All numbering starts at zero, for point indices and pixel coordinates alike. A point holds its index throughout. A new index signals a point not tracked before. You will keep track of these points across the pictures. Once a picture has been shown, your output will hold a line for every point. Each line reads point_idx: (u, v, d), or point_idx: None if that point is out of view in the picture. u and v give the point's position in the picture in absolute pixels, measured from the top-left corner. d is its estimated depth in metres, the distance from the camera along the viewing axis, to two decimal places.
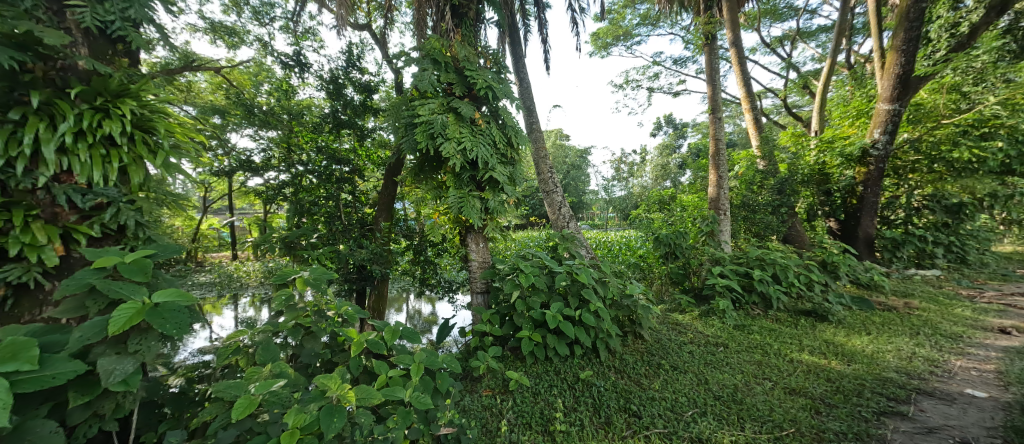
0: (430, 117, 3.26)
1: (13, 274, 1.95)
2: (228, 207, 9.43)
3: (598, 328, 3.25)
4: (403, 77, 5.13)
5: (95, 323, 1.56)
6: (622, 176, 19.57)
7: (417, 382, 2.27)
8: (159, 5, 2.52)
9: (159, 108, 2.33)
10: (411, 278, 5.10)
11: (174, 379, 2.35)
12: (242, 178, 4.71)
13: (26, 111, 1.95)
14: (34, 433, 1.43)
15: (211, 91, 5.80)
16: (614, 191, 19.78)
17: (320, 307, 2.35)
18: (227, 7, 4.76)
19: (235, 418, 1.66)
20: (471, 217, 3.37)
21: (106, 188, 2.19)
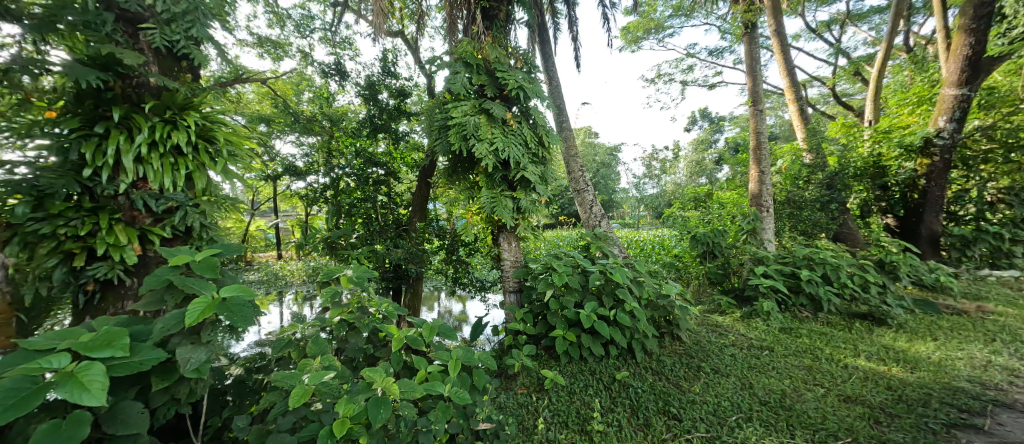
0: (461, 119, 3.32)
1: (101, 270, 2.20)
2: (273, 210, 10.03)
3: (634, 328, 3.19)
4: (434, 81, 5.26)
5: (173, 315, 1.74)
6: (655, 173, 19.02)
7: (455, 377, 2.34)
8: (217, 24, 2.72)
9: (218, 119, 2.54)
10: (444, 277, 5.21)
11: (235, 369, 2.54)
12: (287, 182, 5.01)
13: (109, 125, 2.20)
14: (125, 412, 1.64)
15: (259, 102, 6.21)
16: (646, 188, 19.28)
17: (362, 304, 2.47)
18: (272, 21, 5.08)
19: (291, 406, 1.80)
20: (503, 217, 3.40)
21: (176, 193, 2.40)
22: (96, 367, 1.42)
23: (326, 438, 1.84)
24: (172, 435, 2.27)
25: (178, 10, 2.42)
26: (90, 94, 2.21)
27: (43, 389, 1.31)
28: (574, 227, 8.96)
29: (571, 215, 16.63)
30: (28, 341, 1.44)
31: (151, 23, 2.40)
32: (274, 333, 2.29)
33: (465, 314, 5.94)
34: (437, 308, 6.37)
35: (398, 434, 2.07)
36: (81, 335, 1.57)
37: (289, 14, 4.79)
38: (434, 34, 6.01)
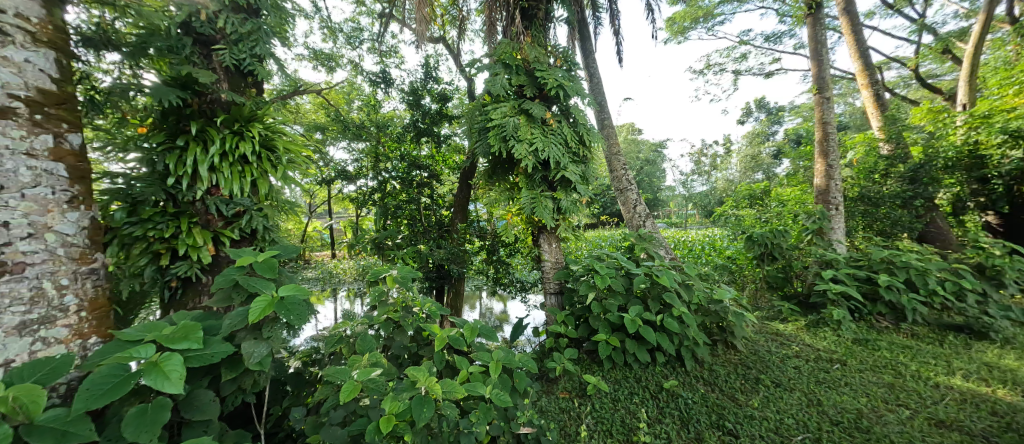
0: (501, 120, 3.33)
1: (182, 269, 2.45)
2: (327, 212, 10.71)
3: (683, 334, 3.03)
4: (474, 84, 5.36)
5: (238, 312, 1.90)
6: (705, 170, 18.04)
7: (496, 379, 2.35)
8: (277, 41, 2.95)
9: (278, 129, 2.75)
10: (485, 277, 5.27)
11: (294, 361, 2.73)
12: (339, 186, 5.32)
13: (189, 138, 2.46)
14: (200, 399, 1.81)
15: (314, 111, 6.65)
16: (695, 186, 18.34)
17: (406, 303, 2.54)
18: (326, 35, 5.42)
19: (342, 400, 1.89)
20: (543, 217, 3.37)
21: (243, 198, 2.62)
22: (174, 356, 1.58)
23: (373, 433, 1.91)
24: (240, 421, 2.47)
25: (245, 31, 2.66)
26: (172, 111, 2.49)
27: (133, 376, 1.48)
28: (616, 227, 8.71)
29: (614, 215, 16.20)
30: (122, 332, 1.66)
31: (221, 44, 2.65)
32: (326, 330, 2.39)
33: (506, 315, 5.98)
34: (479, 308, 6.48)
35: (441, 433, 2.10)
36: (164, 328, 1.75)
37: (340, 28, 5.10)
38: (474, 38, 6.12)
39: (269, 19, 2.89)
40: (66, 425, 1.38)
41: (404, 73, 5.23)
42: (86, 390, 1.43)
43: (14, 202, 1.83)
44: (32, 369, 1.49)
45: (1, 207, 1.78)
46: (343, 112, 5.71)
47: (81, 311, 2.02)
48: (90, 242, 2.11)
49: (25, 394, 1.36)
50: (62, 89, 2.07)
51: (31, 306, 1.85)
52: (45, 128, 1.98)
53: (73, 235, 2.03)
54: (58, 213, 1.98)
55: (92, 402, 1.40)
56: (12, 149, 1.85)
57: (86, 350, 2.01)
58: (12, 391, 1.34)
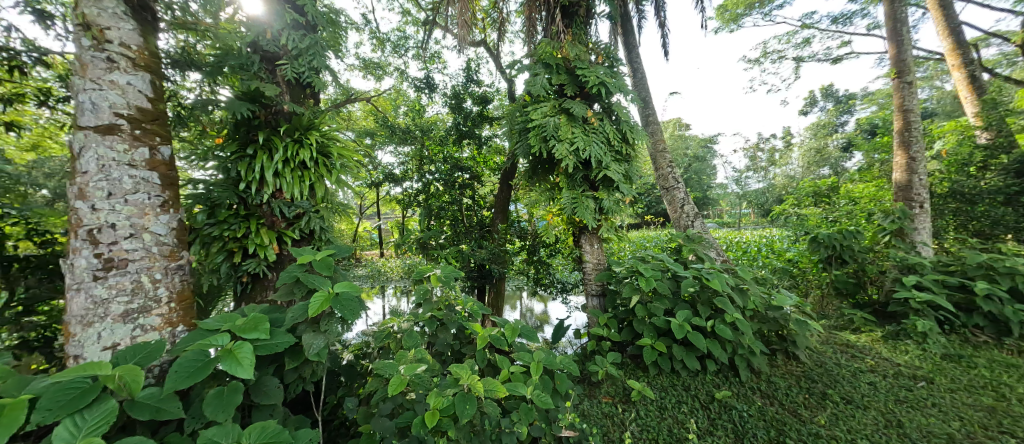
0: (541, 120, 3.33)
1: (251, 266, 2.68)
2: (375, 213, 11.27)
3: (737, 342, 2.84)
4: (514, 85, 5.39)
5: (299, 306, 2.05)
6: (762, 166, 16.79)
7: (537, 380, 2.34)
8: (331, 53, 3.15)
9: (332, 136, 2.94)
10: (525, 277, 5.31)
11: (347, 354, 2.89)
12: (387, 188, 5.58)
13: (257, 147, 2.69)
14: (266, 385, 1.98)
15: (364, 118, 7.02)
16: (750, 183, 17.17)
17: (450, 302, 2.61)
18: (375, 45, 5.71)
19: (390, 393, 1.97)
20: (585, 217, 3.31)
21: (302, 201, 2.82)
22: (246, 345, 1.75)
23: (419, 426, 1.97)
24: (300, 407, 2.66)
25: (304, 47, 2.88)
26: (244, 123, 2.75)
27: (212, 363, 1.65)
28: (661, 228, 8.36)
29: (660, 215, 15.54)
30: (203, 322, 1.85)
31: (284, 59, 2.88)
32: (375, 325, 2.49)
33: (547, 316, 5.95)
34: (519, 308, 6.49)
35: (483, 430, 2.14)
36: (237, 319, 1.93)
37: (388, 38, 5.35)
38: (514, 40, 6.16)
39: (325, 34, 3.10)
40: (159, 402, 1.57)
41: (447, 77, 5.38)
42: (175, 372, 1.62)
43: (119, 206, 2.13)
44: (133, 351, 1.69)
45: (109, 212, 2.10)
46: (390, 118, 5.99)
47: (170, 302, 2.27)
48: (178, 241, 2.36)
49: (124, 375, 1.53)
50: (156, 106, 2.36)
51: (132, 297, 2.12)
52: (142, 141, 2.26)
53: (165, 235, 2.29)
54: (153, 215, 2.24)
55: (180, 383, 1.59)
56: (118, 161, 2.16)
57: (174, 337, 2.26)
58: (116, 370, 1.53)
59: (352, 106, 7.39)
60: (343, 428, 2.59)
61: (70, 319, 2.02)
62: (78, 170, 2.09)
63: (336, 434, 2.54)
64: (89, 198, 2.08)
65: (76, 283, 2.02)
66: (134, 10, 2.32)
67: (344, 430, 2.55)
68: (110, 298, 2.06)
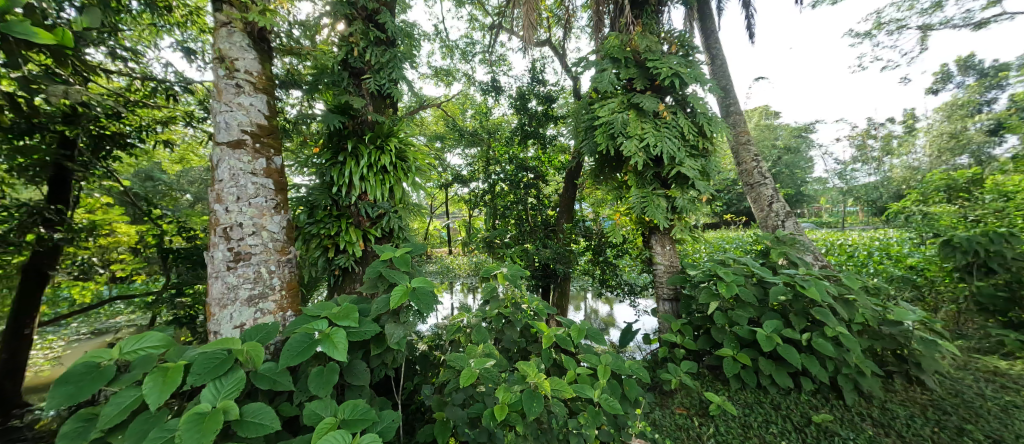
0: (609, 117, 3.24)
1: (342, 261, 2.99)
2: (444, 212, 11.87)
3: (841, 360, 2.47)
4: (580, 82, 5.30)
5: (382, 299, 2.24)
6: (874, 156, 14.37)
7: (604, 383, 2.28)
8: (407, 64, 3.39)
9: (408, 141, 3.17)
10: (591, 278, 5.22)
11: (422, 344, 3.10)
12: (456, 188, 5.85)
13: (347, 154, 3.01)
14: (355, 369, 2.19)
15: (436, 123, 7.43)
16: (860, 177, 14.80)
17: (516, 300, 2.65)
18: (445, 53, 6.01)
19: (461, 385, 2.06)
20: (655, 217, 3.18)
21: (383, 202, 3.09)
22: (339, 330, 1.97)
23: (488, 419, 2.04)
24: (382, 391, 2.91)
25: (384, 61, 3.15)
26: (336, 133, 3.08)
27: (313, 344, 1.87)
28: (743, 228, 7.60)
29: (742, 213, 14.11)
30: (306, 308, 2.11)
31: (368, 73, 3.18)
32: (447, 320, 2.61)
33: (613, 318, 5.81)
34: (583, 308, 6.73)
35: (551, 428, 2.14)
36: (332, 307, 2.17)
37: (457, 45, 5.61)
38: (580, 36, 6.05)
39: (401, 47, 3.35)
40: (275, 375, 1.84)
41: (513, 79, 5.47)
42: (286, 350, 1.88)
43: (245, 208, 2.53)
44: (254, 331, 1.99)
45: (238, 213, 2.50)
46: (459, 122, 6.27)
47: (281, 290, 2.63)
48: (287, 238, 2.72)
49: (248, 350, 1.82)
50: (271, 123, 2.75)
51: (254, 285, 2.50)
52: (261, 153, 2.66)
53: (277, 232, 2.65)
54: (269, 216, 2.62)
55: (290, 360, 1.84)
56: (244, 170, 2.56)
57: (285, 320, 2.62)
58: (243, 346, 1.83)
59: (424, 112, 7.85)
60: (419, 413, 2.78)
61: (211, 301, 2.45)
62: (216, 178, 2.53)
63: (413, 418, 2.74)
64: (224, 201, 2.50)
65: (215, 272, 2.45)
66: (255, 42, 2.75)
67: (419, 415, 2.75)
68: (238, 285, 2.46)
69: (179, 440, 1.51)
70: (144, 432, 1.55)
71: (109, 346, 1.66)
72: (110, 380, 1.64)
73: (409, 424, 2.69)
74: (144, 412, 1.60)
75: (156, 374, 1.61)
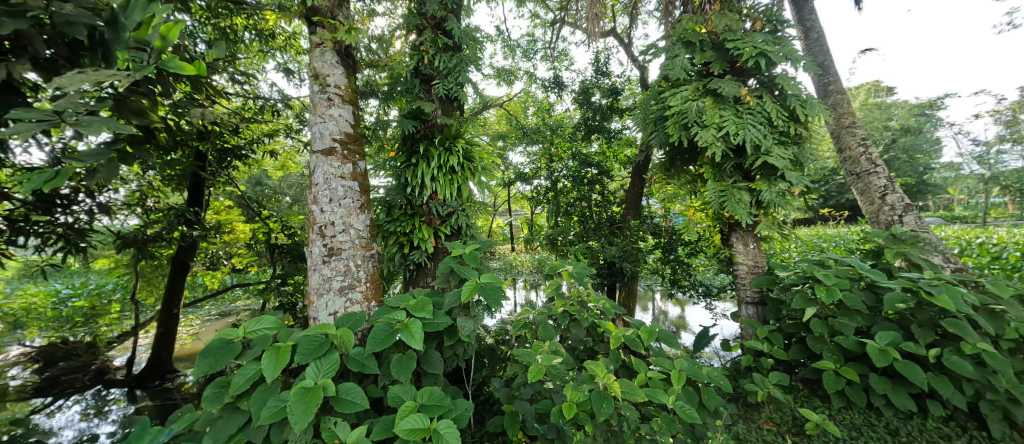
0: (681, 106, 3.02)
1: (416, 256, 3.20)
2: (507, 210, 12.10)
3: (988, 383, 2.02)
4: (648, 71, 5.03)
5: (454, 293, 2.34)
6: None
7: (680, 390, 2.13)
8: (471, 67, 3.49)
9: (473, 142, 3.29)
10: (661, 277, 4.94)
11: (488, 338, 3.18)
12: (519, 186, 5.94)
13: (420, 156, 3.21)
14: (431, 358, 2.30)
15: (499, 122, 7.58)
16: None
17: (582, 298, 2.60)
18: (508, 53, 6.08)
19: (528, 380, 2.06)
20: (736, 213, 2.90)
21: (452, 201, 3.24)
22: (417, 321, 2.11)
23: (556, 416, 2.03)
24: (452, 380, 3.05)
25: (451, 67, 3.30)
26: (409, 137, 3.30)
27: (393, 333, 2.02)
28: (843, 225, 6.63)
29: (846, 208, 12.27)
30: (387, 300, 2.28)
31: (436, 79, 3.35)
32: (514, 316, 2.63)
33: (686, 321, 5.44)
34: (652, 309, 6.63)
35: (621, 432, 2.07)
36: (410, 300, 2.32)
37: (520, 44, 5.65)
38: (648, 22, 5.72)
39: (466, 51, 3.47)
40: (363, 359, 2.02)
41: (576, 74, 5.36)
42: (371, 337, 2.06)
43: (336, 208, 2.82)
44: (346, 318, 2.21)
45: (330, 213, 2.79)
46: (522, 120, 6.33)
47: (366, 282, 2.87)
48: (370, 235, 2.97)
49: (341, 335, 2.03)
50: (355, 131, 3.03)
51: (345, 277, 2.78)
52: (349, 159, 2.94)
53: (363, 230, 2.92)
54: (355, 215, 2.89)
55: (375, 346, 2.00)
56: (335, 175, 2.86)
57: (369, 310, 2.86)
58: (337, 331, 2.04)
59: (487, 113, 8.05)
60: (487, 404, 2.87)
61: (310, 290, 2.78)
62: (313, 182, 2.86)
63: (481, 408, 2.84)
64: (320, 202, 2.81)
65: (313, 265, 2.77)
66: (342, 58, 3.04)
67: (488, 406, 2.84)
68: (332, 277, 2.75)
69: (290, 410, 1.73)
70: (262, 401, 1.81)
71: (236, 326, 1.96)
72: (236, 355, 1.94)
73: (478, 414, 2.80)
74: (263, 384, 1.87)
75: (271, 353, 1.86)
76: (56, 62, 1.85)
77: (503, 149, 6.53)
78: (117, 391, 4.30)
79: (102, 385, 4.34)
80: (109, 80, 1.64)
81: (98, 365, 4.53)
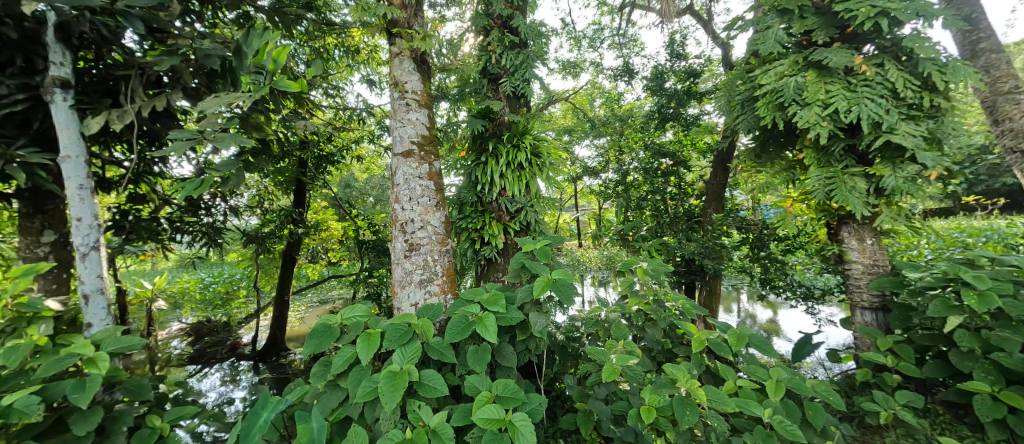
0: (776, 84, 2.74)
1: (487, 252, 3.29)
2: (574, 206, 11.93)
3: None
4: (729, 50, 4.61)
5: (526, 288, 2.38)
6: None
7: (777, 402, 1.94)
8: (538, 62, 3.49)
9: (542, 139, 3.32)
10: (748, 276, 4.53)
11: (559, 335, 3.18)
12: (587, 181, 5.83)
13: (490, 154, 3.31)
14: (504, 352, 2.35)
15: (566, 116, 7.50)
16: None
17: (658, 296, 2.48)
18: (573, 45, 5.98)
19: (602, 380, 2.02)
20: (849, 203, 2.54)
21: (521, 198, 3.28)
22: (491, 315, 2.19)
23: (634, 419, 1.96)
24: (526, 375, 3.10)
25: (519, 64, 3.33)
26: (479, 136, 3.41)
27: (469, 326, 2.11)
28: (989, 217, 5.46)
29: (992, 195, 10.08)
30: (462, 293, 2.39)
31: (504, 77, 3.42)
32: (585, 313, 2.59)
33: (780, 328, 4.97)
34: (737, 311, 6.16)
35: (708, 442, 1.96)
36: (483, 293, 2.41)
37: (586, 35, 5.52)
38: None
39: (532, 46, 3.47)
40: (442, 348, 2.14)
41: (647, 59, 5.10)
42: (449, 328, 2.18)
43: (414, 206, 3.02)
44: (427, 309, 2.35)
45: (409, 210, 2.99)
46: (589, 113, 6.20)
47: (442, 277, 3.02)
48: (445, 232, 3.12)
49: (422, 324, 2.18)
50: (430, 133, 3.20)
51: (424, 271, 2.95)
52: (425, 160, 3.12)
53: (438, 227, 3.07)
54: (432, 212, 3.05)
55: (453, 337, 2.11)
56: (413, 175, 3.05)
57: (446, 302, 3.00)
58: (418, 321, 2.19)
59: (552, 108, 7.99)
60: (560, 401, 2.88)
61: (395, 282, 3.00)
62: (394, 183, 3.09)
63: (555, 404, 2.85)
64: (401, 201, 3.03)
65: (397, 259, 3.00)
66: (418, 65, 3.24)
67: (561, 402, 2.84)
68: (412, 271, 2.94)
69: (380, 391, 1.90)
70: (358, 380, 2.02)
71: (335, 313, 2.20)
72: (336, 339, 2.17)
73: (552, 410, 2.81)
74: (357, 366, 2.07)
75: (363, 338, 2.06)
76: (199, 90, 2.39)
77: (570, 143, 6.45)
78: (246, 363, 5.09)
79: (234, 357, 5.17)
80: (235, 101, 1.93)
81: (231, 341, 5.33)
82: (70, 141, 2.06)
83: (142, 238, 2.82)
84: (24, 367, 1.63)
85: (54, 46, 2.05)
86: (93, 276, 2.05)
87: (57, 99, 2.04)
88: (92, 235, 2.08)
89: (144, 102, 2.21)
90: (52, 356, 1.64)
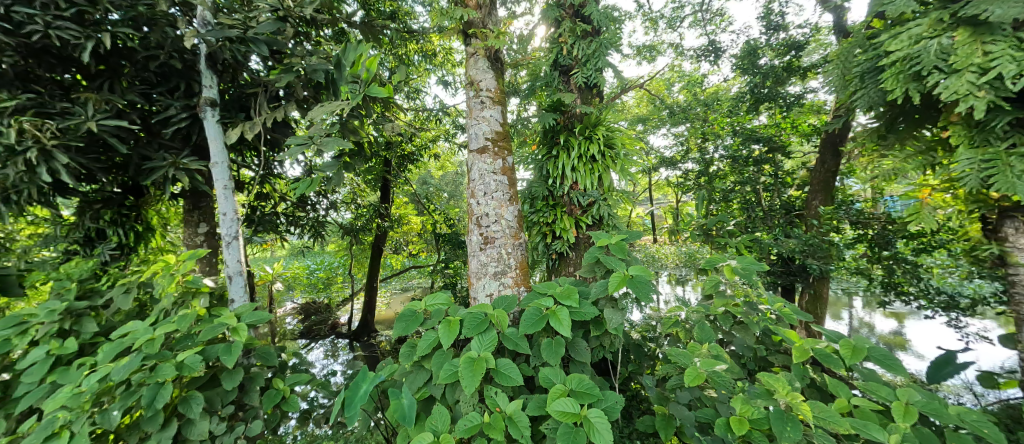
0: (908, 50, 2.26)
1: (559, 246, 3.26)
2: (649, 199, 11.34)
3: None
4: (842, 14, 3.95)
5: (601, 283, 2.31)
6: None
7: (907, 429, 1.63)
8: (611, 50, 3.34)
9: (616, 130, 3.19)
10: (865, 278, 3.87)
11: (634, 333, 3.05)
12: (664, 172, 5.49)
13: (561, 146, 3.26)
14: (577, 347, 2.31)
15: (641, 105, 7.11)
16: None
17: (750, 298, 2.24)
18: (649, 27, 5.60)
19: (685, 384, 1.88)
20: (1018, 193, 2.01)
21: (593, 191, 3.20)
22: (565, 309, 2.16)
23: (722, 429, 1.79)
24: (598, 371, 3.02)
25: (591, 53, 3.22)
26: (550, 130, 3.36)
27: (544, 319, 2.11)
28: None
29: None
30: (535, 285, 2.39)
31: (576, 68, 3.32)
32: (664, 311, 2.42)
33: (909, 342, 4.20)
34: (848, 318, 5.35)
35: None
36: (557, 287, 2.38)
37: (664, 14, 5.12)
38: None
39: (606, 33, 3.33)
40: (516, 340, 2.17)
41: (738, 35, 4.57)
42: (524, 320, 2.20)
43: (489, 201, 3.09)
44: (502, 299, 2.39)
45: (484, 204, 3.07)
46: (666, 99, 5.79)
47: (515, 269, 3.05)
48: (518, 225, 3.14)
49: (498, 315, 2.22)
50: (503, 128, 3.24)
51: (498, 263, 3.01)
52: (499, 155, 3.17)
53: (511, 221, 3.10)
54: (505, 207, 3.10)
55: (528, 329, 2.13)
56: (487, 170, 3.12)
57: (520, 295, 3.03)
58: (494, 311, 2.24)
59: (626, 96, 7.62)
60: (635, 402, 2.76)
61: (472, 274, 3.11)
62: (470, 178, 3.19)
63: (630, 404, 2.75)
64: (476, 196, 3.13)
65: (473, 251, 3.10)
66: (491, 63, 3.29)
67: (637, 403, 2.73)
68: (487, 263, 3.02)
69: (460, 376, 2.00)
70: (440, 363, 2.13)
71: (419, 300, 2.34)
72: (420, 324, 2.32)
73: (627, 410, 2.71)
74: (439, 351, 2.19)
75: (443, 324, 2.17)
76: (306, 101, 2.72)
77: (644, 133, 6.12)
78: (343, 341, 5.75)
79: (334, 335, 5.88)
80: (336, 109, 2.16)
81: (332, 321, 6.06)
82: (217, 149, 2.47)
83: (265, 230, 3.33)
84: (190, 332, 2.02)
85: (205, 72, 2.47)
86: (234, 261, 2.46)
87: (207, 115, 2.46)
88: (233, 227, 2.49)
89: (267, 114, 2.58)
90: (207, 325, 2.01)
